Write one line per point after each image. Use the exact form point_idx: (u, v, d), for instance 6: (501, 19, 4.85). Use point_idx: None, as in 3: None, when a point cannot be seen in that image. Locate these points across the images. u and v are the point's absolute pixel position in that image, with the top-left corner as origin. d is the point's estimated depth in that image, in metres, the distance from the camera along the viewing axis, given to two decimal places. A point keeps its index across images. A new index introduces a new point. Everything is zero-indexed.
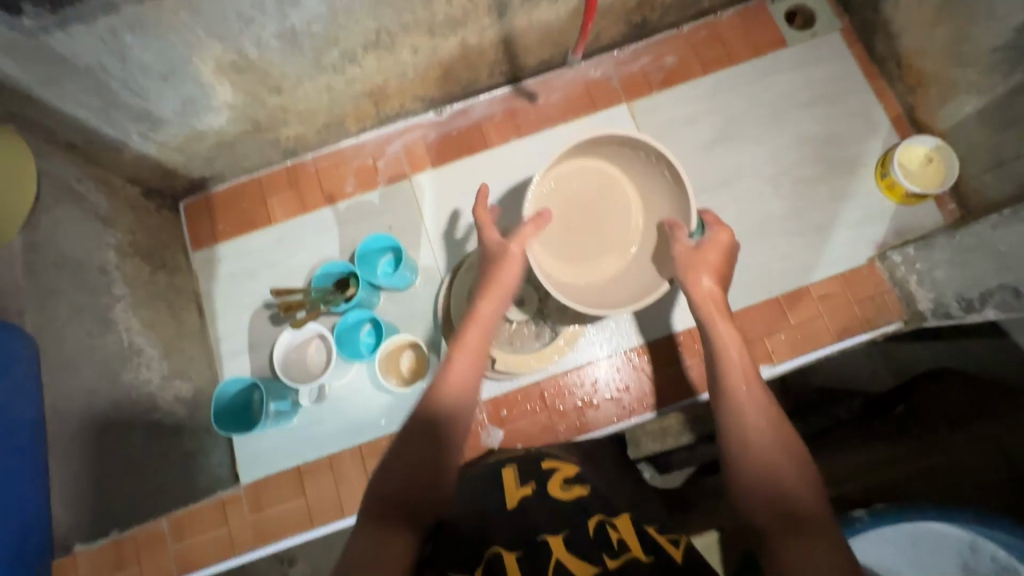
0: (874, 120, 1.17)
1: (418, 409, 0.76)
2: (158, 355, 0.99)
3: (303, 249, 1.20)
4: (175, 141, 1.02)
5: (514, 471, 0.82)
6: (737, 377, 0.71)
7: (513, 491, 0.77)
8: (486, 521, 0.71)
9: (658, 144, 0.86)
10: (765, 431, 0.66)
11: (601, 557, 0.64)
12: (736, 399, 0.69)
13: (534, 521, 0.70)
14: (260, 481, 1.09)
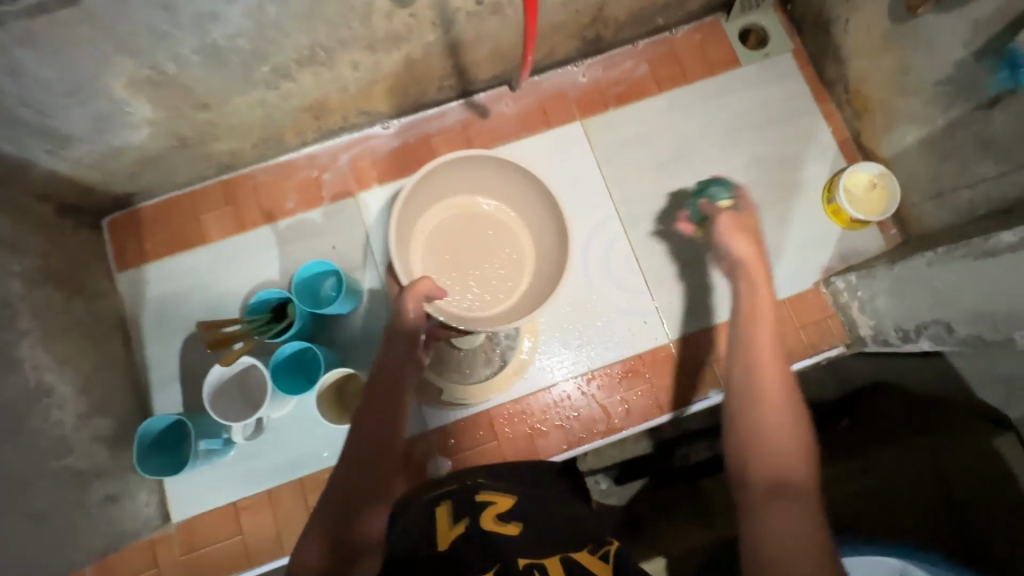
0: (822, 144, 1.18)
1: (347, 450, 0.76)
2: (73, 392, 0.91)
3: (240, 271, 1.13)
4: (89, 158, 0.94)
5: (447, 508, 0.74)
6: (761, 367, 0.66)
7: (443, 532, 0.70)
8: (414, 560, 0.66)
9: (487, 151, 0.93)
10: (776, 422, 0.62)
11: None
12: (758, 389, 0.65)
13: (464, 563, 0.65)
14: (192, 520, 1.03)
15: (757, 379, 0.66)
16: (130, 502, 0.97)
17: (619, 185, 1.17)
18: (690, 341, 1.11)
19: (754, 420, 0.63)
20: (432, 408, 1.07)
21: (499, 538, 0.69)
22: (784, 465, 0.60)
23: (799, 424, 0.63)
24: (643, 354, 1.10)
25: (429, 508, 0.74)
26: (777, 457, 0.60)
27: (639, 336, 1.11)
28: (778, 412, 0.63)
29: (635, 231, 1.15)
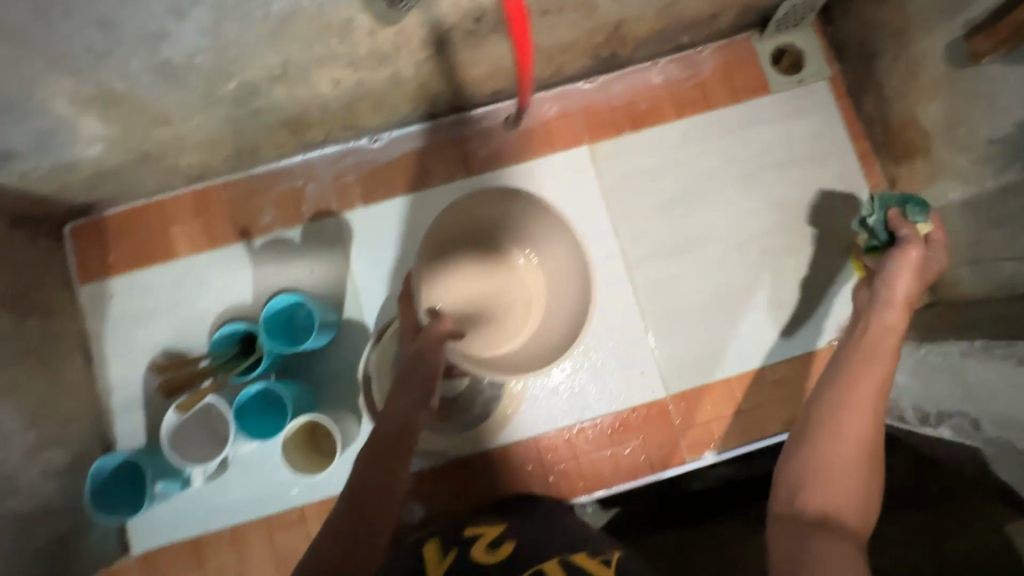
0: (853, 188, 1.07)
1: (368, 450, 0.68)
2: (20, 426, 0.85)
3: (209, 291, 1.05)
4: (38, 172, 0.85)
5: (435, 545, 0.79)
6: (852, 406, 0.65)
7: (434, 564, 0.74)
8: None
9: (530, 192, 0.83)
10: (845, 466, 0.61)
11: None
12: (833, 432, 0.63)
13: None
14: (152, 552, 0.99)
15: (833, 419, 0.64)
16: (83, 537, 0.92)
17: (625, 221, 1.06)
18: (687, 399, 1.03)
19: (814, 462, 0.62)
20: None
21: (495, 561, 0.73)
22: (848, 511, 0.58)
23: (869, 471, 0.61)
24: (636, 409, 1.02)
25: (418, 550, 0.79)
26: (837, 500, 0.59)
27: (633, 389, 1.03)
28: (842, 452, 0.62)
29: (638, 275, 1.05)
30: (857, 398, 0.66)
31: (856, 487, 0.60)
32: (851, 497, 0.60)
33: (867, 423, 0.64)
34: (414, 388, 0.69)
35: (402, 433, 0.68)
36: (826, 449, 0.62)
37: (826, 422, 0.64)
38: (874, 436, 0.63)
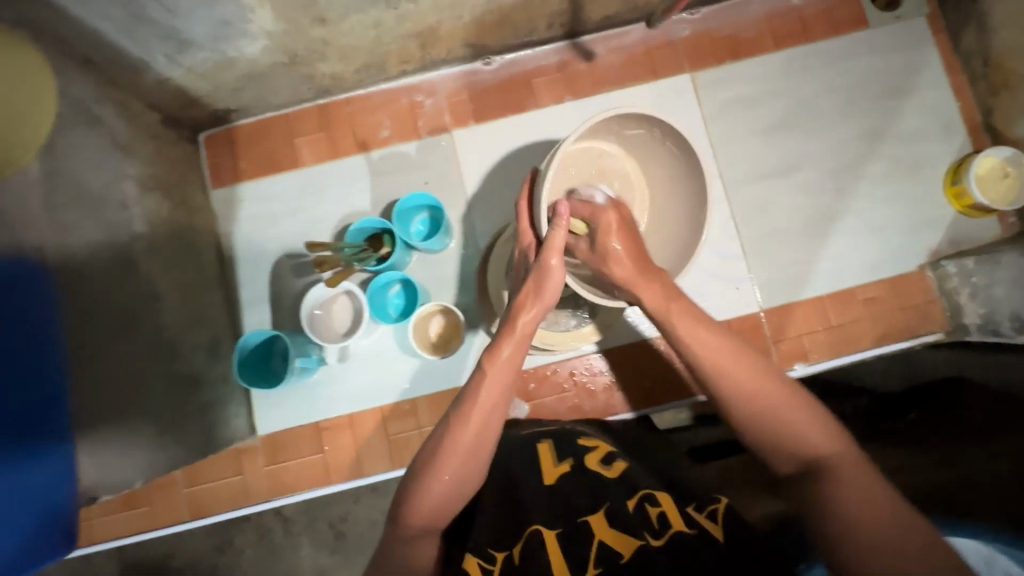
0: (947, 120, 1.11)
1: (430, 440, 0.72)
2: (178, 300, 0.93)
3: (331, 199, 1.13)
4: (202, 67, 0.92)
5: (549, 447, 0.83)
6: (713, 353, 0.70)
7: (549, 469, 0.79)
8: (528, 493, 0.76)
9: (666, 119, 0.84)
10: (753, 399, 0.67)
11: (642, 534, 0.66)
12: (725, 387, 0.69)
13: (572, 497, 0.74)
14: (277, 434, 1.08)
15: (709, 356, 0.70)
16: (224, 411, 1.00)
17: (724, 146, 1.12)
18: (780, 313, 1.08)
19: (737, 407, 0.68)
20: None
21: (607, 482, 0.75)
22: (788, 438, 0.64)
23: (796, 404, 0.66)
24: (731, 320, 1.08)
25: (531, 448, 0.83)
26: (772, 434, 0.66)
27: (728, 303, 1.09)
28: (748, 389, 0.67)
29: (737, 196, 1.11)
30: (687, 330, 0.73)
31: (800, 414, 0.65)
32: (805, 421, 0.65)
33: (733, 360, 0.69)
34: (550, 295, 0.77)
35: (481, 374, 0.74)
36: (735, 402, 0.68)
37: (708, 376, 0.70)
38: (768, 376, 0.68)
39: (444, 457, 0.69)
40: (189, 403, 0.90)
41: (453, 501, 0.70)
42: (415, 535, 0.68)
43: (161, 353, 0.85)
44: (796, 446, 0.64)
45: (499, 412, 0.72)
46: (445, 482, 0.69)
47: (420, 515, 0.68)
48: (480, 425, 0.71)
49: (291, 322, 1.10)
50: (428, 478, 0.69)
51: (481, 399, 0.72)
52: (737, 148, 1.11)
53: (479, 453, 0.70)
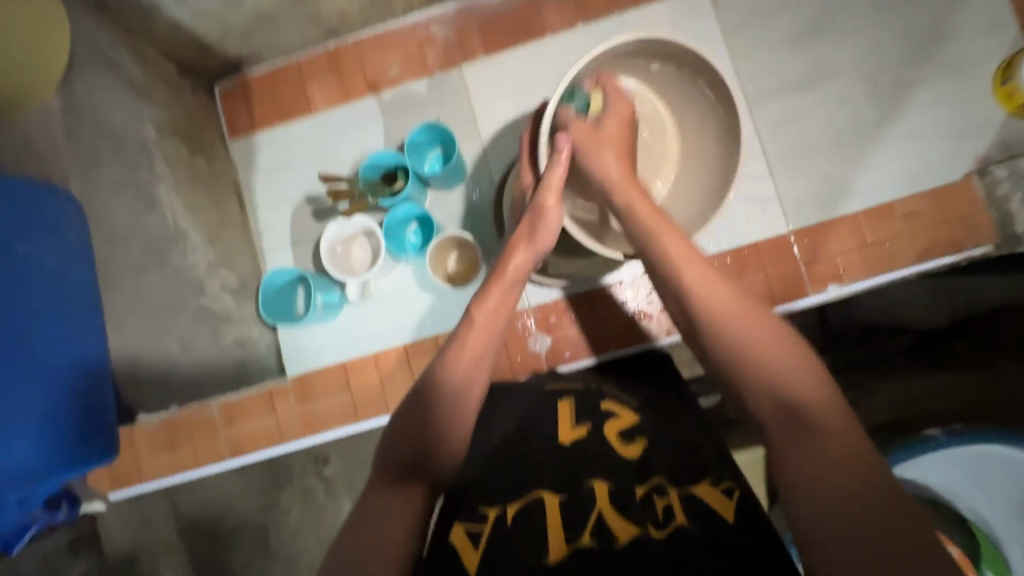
0: (996, 14, 1.02)
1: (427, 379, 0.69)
2: (203, 241, 0.95)
3: (346, 142, 1.13)
4: (211, 7, 0.93)
5: (570, 405, 0.71)
6: (702, 292, 0.63)
7: (566, 429, 0.68)
8: (535, 454, 0.66)
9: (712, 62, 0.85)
10: (730, 333, 0.59)
11: (645, 523, 0.57)
12: (709, 321, 0.61)
13: (580, 468, 0.64)
14: (306, 375, 1.10)
15: (698, 293, 0.63)
16: (254, 350, 1.03)
17: (747, 60, 1.06)
18: (813, 232, 1.03)
19: (714, 341, 0.60)
20: (535, 286, 1.09)
21: (619, 459, 0.64)
22: (758, 374, 0.56)
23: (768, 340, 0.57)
24: (759, 243, 1.04)
25: (551, 403, 0.72)
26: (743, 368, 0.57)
27: (756, 226, 1.04)
28: (732, 323, 0.60)
29: (764, 111, 1.05)
30: (677, 265, 0.67)
31: (784, 354, 0.56)
32: (785, 357, 0.56)
33: (723, 300, 0.62)
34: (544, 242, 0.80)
35: (470, 319, 0.74)
36: (712, 335, 0.60)
37: (693, 312, 0.63)
38: (761, 316, 0.60)
39: (433, 403, 0.67)
40: (217, 338, 0.93)
41: (445, 450, 0.64)
42: (387, 485, 0.60)
43: (189, 289, 0.88)
44: (767, 378, 0.55)
45: (489, 356, 0.72)
46: (434, 426, 0.65)
47: (398, 463, 0.62)
48: (467, 371, 0.69)
49: (313, 266, 1.11)
50: (414, 421, 0.65)
51: (471, 339, 0.72)
52: (761, 60, 1.06)
53: (469, 399, 0.68)
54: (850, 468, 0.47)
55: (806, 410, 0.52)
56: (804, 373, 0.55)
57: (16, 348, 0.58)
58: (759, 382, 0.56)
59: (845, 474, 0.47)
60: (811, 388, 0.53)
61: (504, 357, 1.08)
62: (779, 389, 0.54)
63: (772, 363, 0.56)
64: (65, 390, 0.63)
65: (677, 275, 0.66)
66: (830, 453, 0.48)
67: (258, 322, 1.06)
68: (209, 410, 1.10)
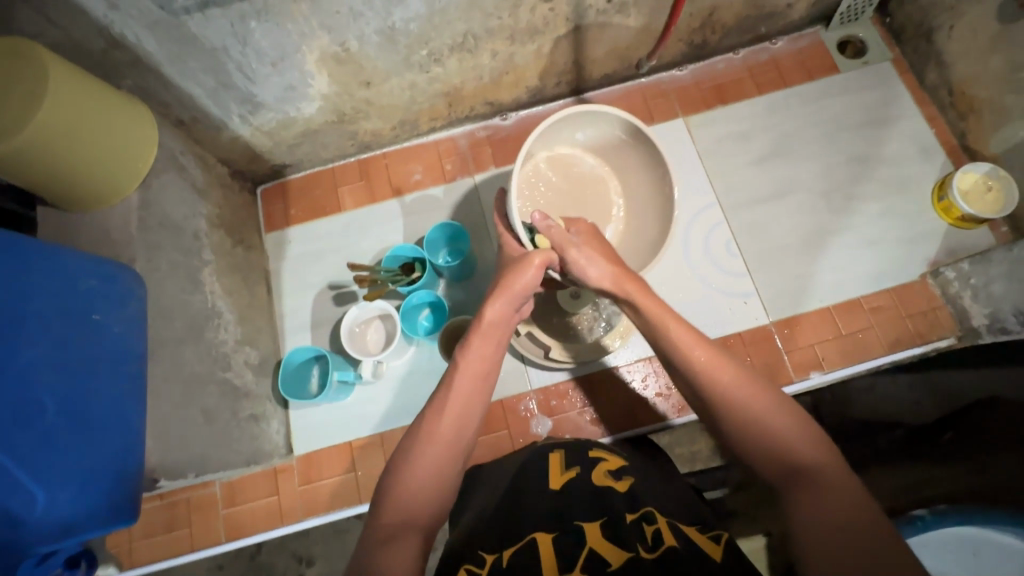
0: (925, 145, 1.22)
1: (428, 430, 0.70)
2: (234, 320, 1.04)
3: (369, 237, 1.26)
4: (268, 125, 1.11)
5: (561, 455, 0.79)
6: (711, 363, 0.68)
7: (557, 474, 0.75)
8: (533, 498, 0.72)
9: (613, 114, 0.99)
10: (747, 408, 0.63)
11: (634, 547, 0.61)
12: (721, 398, 0.65)
13: (572, 506, 0.69)
14: (313, 454, 1.13)
15: (700, 373, 0.68)
16: (266, 426, 1.08)
17: (720, 176, 1.24)
18: (790, 324, 1.14)
19: (728, 416, 0.64)
20: (536, 368, 1.17)
21: (608, 492, 0.70)
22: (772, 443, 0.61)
23: (786, 410, 0.63)
24: (743, 332, 1.14)
25: (544, 456, 0.80)
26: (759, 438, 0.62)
27: (739, 316, 1.15)
28: (752, 394, 0.64)
29: (738, 219, 1.21)
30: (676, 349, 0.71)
31: (794, 425, 0.61)
32: (785, 427, 0.61)
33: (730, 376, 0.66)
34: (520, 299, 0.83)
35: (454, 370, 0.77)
36: (733, 410, 0.64)
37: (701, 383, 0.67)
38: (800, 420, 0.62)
39: (422, 453, 0.68)
40: (235, 411, 0.98)
41: (441, 489, 0.67)
42: (385, 537, 0.61)
43: (217, 363, 0.95)
44: (776, 444, 0.60)
45: (478, 401, 0.75)
46: (422, 481, 0.66)
47: (393, 517, 0.63)
48: (459, 419, 0.72)
49: (329, 347, 1.19)
50: (404, 474, 0.67)
51: (457, 386, 0.74)
52: (733, 177, 1.23)
53: (455, 444, 0.70)
54: (853, 534, 0.50)
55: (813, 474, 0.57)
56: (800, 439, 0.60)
57: (76, 403, 0.66)
58: (766, 446, 0.61)
59: (834, 529, 0.52)
60: (823, 463, 0.58)
61: (506, 438, 1.12)
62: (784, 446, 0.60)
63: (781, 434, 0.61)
64: (105, 447, 0.69)
65: (684, 356, 0.70)
66: (838, 511, 0.53)
67: (273, 399, 1.12)
68: (213, 487, 1.09)
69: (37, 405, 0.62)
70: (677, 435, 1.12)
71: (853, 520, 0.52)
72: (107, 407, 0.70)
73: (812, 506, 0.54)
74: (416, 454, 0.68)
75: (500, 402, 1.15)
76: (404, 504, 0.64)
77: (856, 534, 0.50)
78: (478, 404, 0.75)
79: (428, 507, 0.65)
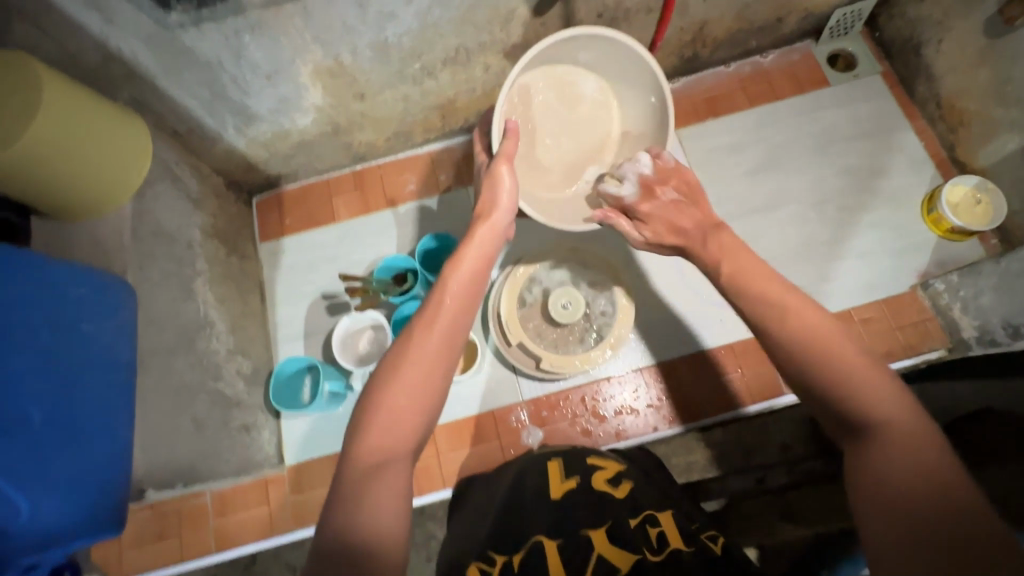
0: (915, 158, 1.23)
1: (409, 342, 0.63)
2: (226, 330, 1.05)
3: (363, 247, 1.27)
4: (263, 136, 1.12)
5: (559, 464, 0.78)
6: (796, 322, 0.62)
7: (557, 483, 0.74)
8: (533, 505, 0.70)
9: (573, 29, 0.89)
10: (835, 369, 0.57)
11: (641, 552, 0.60)
12: (804, 345, 0.60)
13: (574, 512, 0.67)
14: (304, 463, 1.14)
15: (789, 316, 0.63)
16: (257, 436, 1.08)
17: (712, 188, 1.25)
18: None
19: (812, 368, 0.59)
20: (528, 379, 1.17)
21: (610, 497, 0.69)
22: (860, 413, 0.55)
23: (890, 381, 0.56)
24: (735, 344, 1.17)
25: (542, 465, 0.79)
26: (841, 409, 0.57)
27: (729, 327, 1.18)
28: (844, 355, 0.58)
29: (730, 229, 1.22)
30: (784, 302, 0.65)
31: (882, 389, 0.56)
32: (884, 398, 0.55)
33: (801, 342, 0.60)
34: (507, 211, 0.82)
35: (443, 289, 0.69)
36: (817, 369, 0.58)
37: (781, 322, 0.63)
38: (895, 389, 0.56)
39: (406, 370, 0.61)
40: (226, 420, 0.99)
41: (429, 406, 0.61)
42: (369, 467, 0.56)
43: (208, 373, 0.95)
44: (865, 416, 0.55)
45: (466, 314, 0.68)
46: (407, 398, 0.59)
47: (373, 442, 0.57)
48: (444, 333, 0.64)
49: (322, 357, 1.20)
50: (384, 393, 0.59)
51: (447, 303, 0.67)
52: (725, 189, 1.24)
53: (445, 361, 0.63)
54: (921, 514, 0.47)
55: (900, 436, 0.53)
56: (901, 405, 0.54)
57: (63, 415, 0.67)
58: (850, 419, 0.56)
59: (923, 519, 0.47)
60: (914, 430, 0.52)
61: (497, 448, 1.13)
62: (876, 416, 0.54)
63: (873, 404, 0.55)
64: (88, 458, 0.69)
65: (770, 302, 0.65)
66: (915, 481, 0.49)
67: (264, 409, 1.12)
68: (204, 498, 1.07)
69: (22, 416, 0.62)
70: (672, 446, 1.13)
71: (923, 494, 0.48)
72: (92, 417, 0.70)
73: (881, 476, 0.51)
74: (396, 369, 0.61)
75: (491, 413, 1.15)
76: (385, 427, 0.58)
77: (929, 507, 0.47)
78: (467, 320, 0.68)
79: (416, 429, 0.60)
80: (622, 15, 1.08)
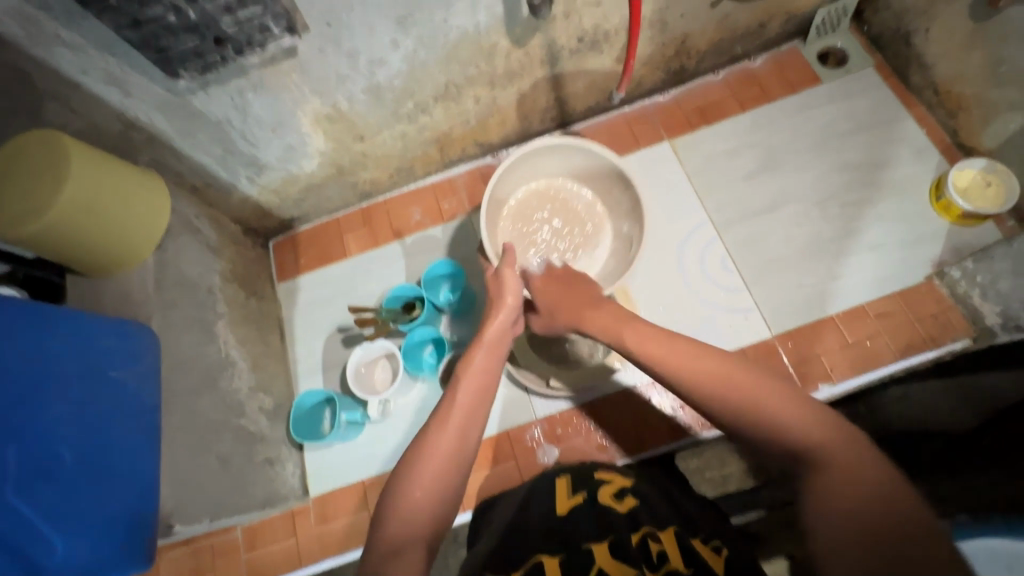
0: (917, 146, 1.21)
1: (428, 441, 0.67)
2: (248, 368, 1.10)
3: (374, 280, 1.32)
4: (274, 183, 1.20)
5: (567, 481, 0.79)
6: (711, 365, 0.65)
7: (563, 500, 0.74)
8: (537, 523, 0.71)
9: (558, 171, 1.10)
10: (746, 400, 0.61)
11: (640, 567, 0.60)
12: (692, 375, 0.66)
13: (580, 530, 0.67)
14: (327, 494, 1.17)
15: (698, 363, 0.66)
16: (281, 468, 1.12)
17: (709, 195, 1.25)
18: (793, 335, 1.12)
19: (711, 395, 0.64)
20: (541, 398, 1.17)
21: (613, 513, 0.69)
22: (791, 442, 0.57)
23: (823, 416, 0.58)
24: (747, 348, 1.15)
25: (550, 484, 0.80)
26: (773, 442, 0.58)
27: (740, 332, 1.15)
28: (736, 376, 0.63)
29: (733, 234, 1.22)
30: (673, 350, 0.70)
31: (796, 405, 0.59)
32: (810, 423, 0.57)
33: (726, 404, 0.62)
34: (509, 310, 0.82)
35: (455, 386, 0.73)
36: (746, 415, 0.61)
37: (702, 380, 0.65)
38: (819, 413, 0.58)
39: (425, 464, 0.64)
40: (250, 456, 1.03)
41: (446, 501, 0.64)
42: (390, 551, 0.59)
43: (231, 410, 1.00)
44: (796, 440, 0.57)
45: (480, 407, 0.71)
46: (425, 489, 0.63)
47: (398, 529, 0.61)
48: (462, 430, 0.68)
49: (340, 388, 1.24)
50: (407, 486, 0.63)
51: (460, 398, 0.71)
52: (724, 195, 1.25)
53: (461, 451, 0.67)
54: (867, 522, 0.49)
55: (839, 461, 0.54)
56: (829, 432, 0.56)
57: (92, 456, 0.71)
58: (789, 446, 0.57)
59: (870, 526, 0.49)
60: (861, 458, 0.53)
61: (514, 469, 1.13)
62: (805, 443, 0.56)
63: (802, 430, 0.57)
64: (116, 497, 0.73)
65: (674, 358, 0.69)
66: (857, 489, 0.51)
67: (287, 442, 1.16)
68: (234, 533, 1.10)
69: (55, 458, 0.67)
70: (706, 458, 1.12)
71: (864, 508, 0.50)
72: (119, 459, 0.75)
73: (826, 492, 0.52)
74: (414, 466, 0.65)
75: (506, 433, 1.16)
76: (407, 518, 0.61)
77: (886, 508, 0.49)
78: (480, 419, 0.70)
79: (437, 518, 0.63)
80: (603, 38, 1.12)
